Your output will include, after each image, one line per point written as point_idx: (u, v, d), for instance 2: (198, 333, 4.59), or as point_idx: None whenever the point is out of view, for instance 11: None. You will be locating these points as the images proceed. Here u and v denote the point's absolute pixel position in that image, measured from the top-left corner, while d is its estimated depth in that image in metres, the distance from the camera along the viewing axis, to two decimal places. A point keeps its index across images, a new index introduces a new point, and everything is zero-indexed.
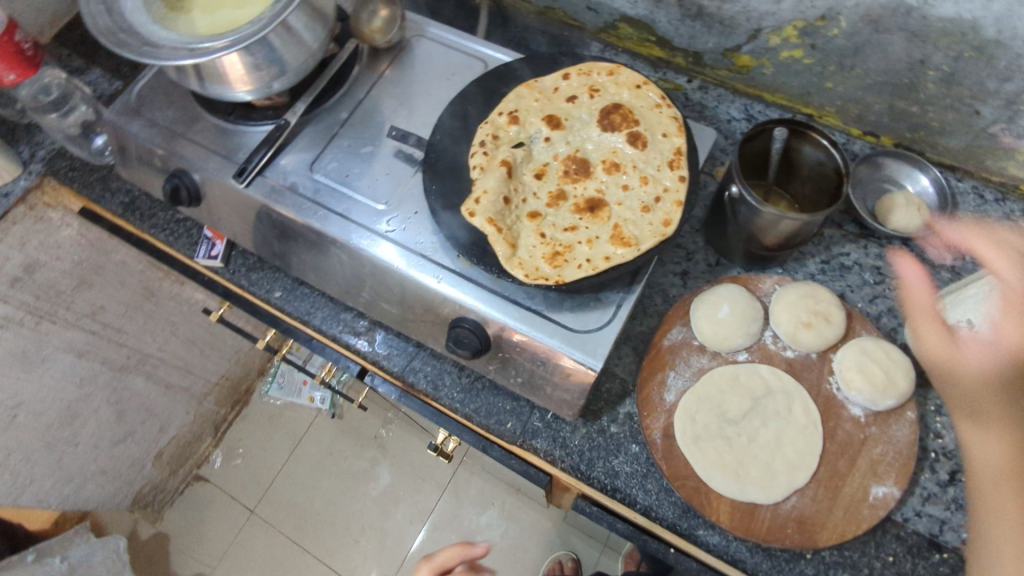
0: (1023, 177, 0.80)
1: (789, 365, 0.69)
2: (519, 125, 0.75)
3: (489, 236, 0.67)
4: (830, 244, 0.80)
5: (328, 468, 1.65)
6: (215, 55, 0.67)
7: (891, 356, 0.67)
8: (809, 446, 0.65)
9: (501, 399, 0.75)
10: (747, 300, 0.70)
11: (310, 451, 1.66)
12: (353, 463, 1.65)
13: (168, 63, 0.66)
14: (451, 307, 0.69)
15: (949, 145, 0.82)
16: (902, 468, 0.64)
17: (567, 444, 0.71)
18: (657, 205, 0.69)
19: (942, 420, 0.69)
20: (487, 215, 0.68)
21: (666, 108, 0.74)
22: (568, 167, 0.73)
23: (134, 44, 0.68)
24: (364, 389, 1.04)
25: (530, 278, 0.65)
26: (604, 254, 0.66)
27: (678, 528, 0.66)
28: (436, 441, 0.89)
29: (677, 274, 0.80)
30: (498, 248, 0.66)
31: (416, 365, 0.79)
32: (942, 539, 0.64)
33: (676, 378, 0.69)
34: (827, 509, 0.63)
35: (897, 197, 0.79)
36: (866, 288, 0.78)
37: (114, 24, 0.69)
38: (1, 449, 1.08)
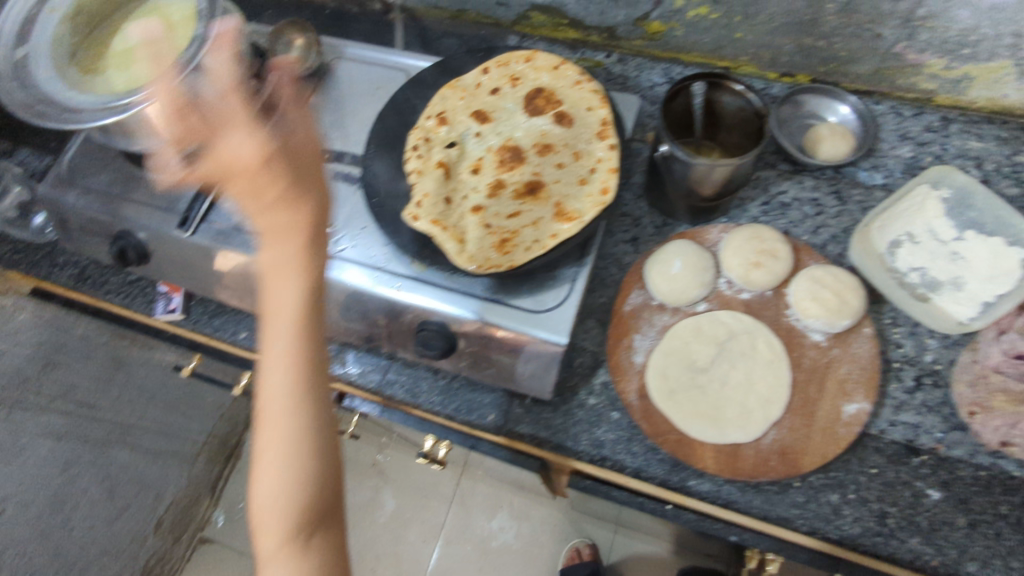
0: (934, 89, 0.83)
1: (747, 306, 0.72)
2: (448, 125, 0.76)
3: (436, 236, 0.66)
4: (768, 184, 0.83)
5: None
6: (134, 108, 0.67)
7: (840, 280, 0.70)
8: (778, 378, 0.67)
9: (479, 394, 0.75)
10: (698, 254, 0.72)
11: None
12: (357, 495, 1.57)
13: (91, 124, 0.66)
14: (414, 312, 0.70)
15: (860, 72, 0.85)
16: (868, 381, 0.67)
17: (550, 424, 0.71)
18: (593, 176, 0.70)
19: (899, 330, 0.72)
20: (431, 217, 0.67)
21: (586, 82, 0.75)
22: (503, 156, 0.73)
23: (53, 113, 0.68)
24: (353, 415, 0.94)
25: (483, 270, 0.64)
26: (550, 233, 0.67)
27: (670, 483, 0.67)
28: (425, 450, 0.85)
29: (628, 241, 0.81)
30: (447, 246, 0.66)
31: (391, 377, 0.78)
32: (919, 443, 0.66)
33: (642, 339, 0.71)
34: (805, 435, 0.65)
35: (821, 129, 0.84)
36: (808, 221, 0.80)
37: (31, 97, 0.69)
38: None
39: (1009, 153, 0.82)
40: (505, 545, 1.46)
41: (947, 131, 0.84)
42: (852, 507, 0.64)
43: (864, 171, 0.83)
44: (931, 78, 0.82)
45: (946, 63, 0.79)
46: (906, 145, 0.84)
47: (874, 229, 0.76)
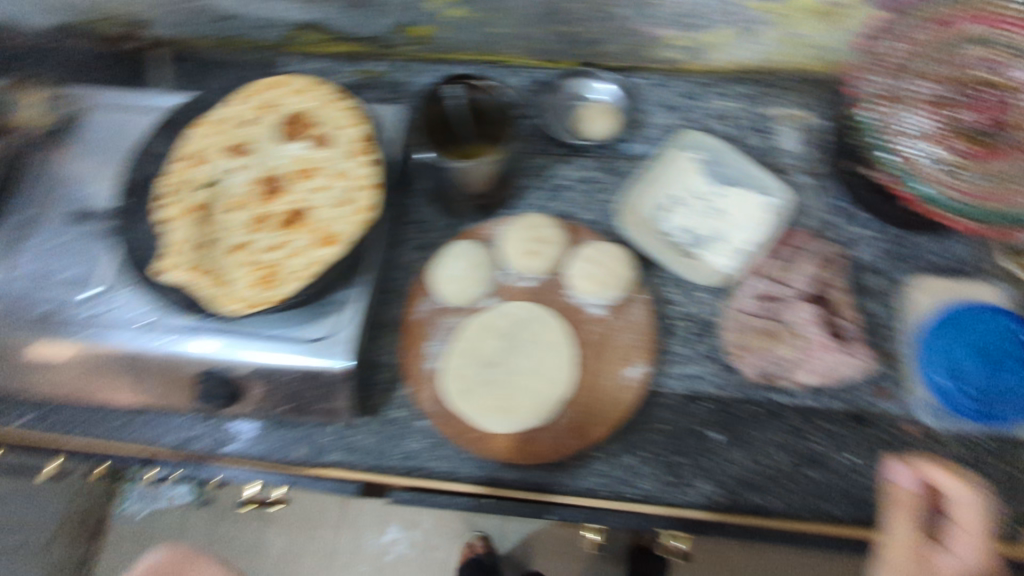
0: (680, 58, 0.89)
1: (531, 293, 0.74)
2: (203, 163, 0.70)
3: (194, 285, 0.63)
4: (545, 170, 0.86)
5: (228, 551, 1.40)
6: None
7: (611, 254, 0.74)
8: (564, 359, 0.70)
9: (286, 430, 0.73)
10: (478, 252, 0.75)
11: None
12: None
13: None
14: (192, 366, 0.65)
15: (614, 51, 0.89)
16: (646, 344, 0.72)
17: (359, 446, 0.71)
18: (356, 193, 0.67)
19: (675, 290, 0.77)
20: (189, 265, 0.64)
21: (342, 100, 0.73)
22: (265, 188, 0.69)
23: None
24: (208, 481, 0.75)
25: (252, 308, 0.62)
26: (316, 259, 0.64)
27: (481, 479, 0.69)
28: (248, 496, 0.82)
29: (419, 247, 0.81)
30: (202, 294, 0.63)
31: (193, 433, 0.74)
32: (699, 391, 0.72)
33: (435, 345, 0.73)
34: (596, 407, 0.69)
35: (586, 109, 0.88)
36: (586, 200, 0.84)
37: None
38: None
39: (755, 108, 0.87)
40: None
41: (700, 94, 0.89)
42: (648, 464, 0.69)
43: (634, 144, 0.86)
44: (675, 49, 0.87)
45: (682, 33, 0.84)
46: (667, 113, 0.88)
47: (646, 196, 0.82)
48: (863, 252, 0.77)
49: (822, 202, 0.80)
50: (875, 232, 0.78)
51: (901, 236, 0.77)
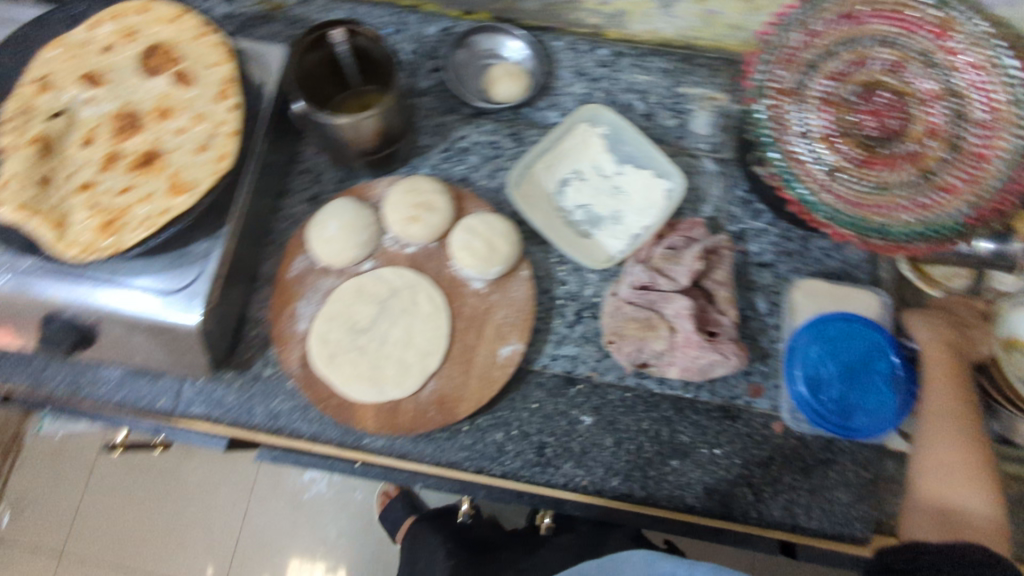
0: (600, 24, 0.84)
1: (412, 260, 0.71)
2: (53, 92, 0.65)
3: (25, 225, 0.59)
4: (448, 130, 0.82)
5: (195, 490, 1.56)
6: None
7: (493, 228, 0.70)
8: (437, 331, 0.68)
9: (148, 379, 0.71)
10: (355, 212, 0.70)
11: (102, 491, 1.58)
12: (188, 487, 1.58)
13: None
14: (30, 307, 0.62)
15: (529, 8, 0.83)
16: (523, 323, 0.69)
17: (223, 401, 0.70)
18: (212, 142, 0.63)
19: (564, 267, 0.75)
20: (18, 202, 0.59)
21: (209, 35, 0.67)
22: (118, 125, 0.65)
23: None
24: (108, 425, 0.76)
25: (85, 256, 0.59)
26: (161, 208, 0.60)
27: (346, 443, 0.69)
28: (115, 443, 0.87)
29: (307, 200, 0.79)
30: (40, 235, 0.59)
31: (48, 373, 0.71)
32: (575, 373, 0.71)
33: (306, 306, 0.69)
34: (462, 382, 0.67)
35: (497, 70, 0.82)
36: (485, 165, 0.80)
37: None
38: None
39: (671, 85, 0.84)
40: (317, 496, 1.57)
41: (618, 65, 0.85)
42: (514, 442, 0.69)
43: (539, 109, 0.83)
44: (593, 13, 0.82)
45: None
46: (580, 82, 0.84)
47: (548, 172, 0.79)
48: (754, 245, 0.76)
49: (725, 191, 0.79)
50: (772, 227, 0.77)
51: (797, 234, 0.76)
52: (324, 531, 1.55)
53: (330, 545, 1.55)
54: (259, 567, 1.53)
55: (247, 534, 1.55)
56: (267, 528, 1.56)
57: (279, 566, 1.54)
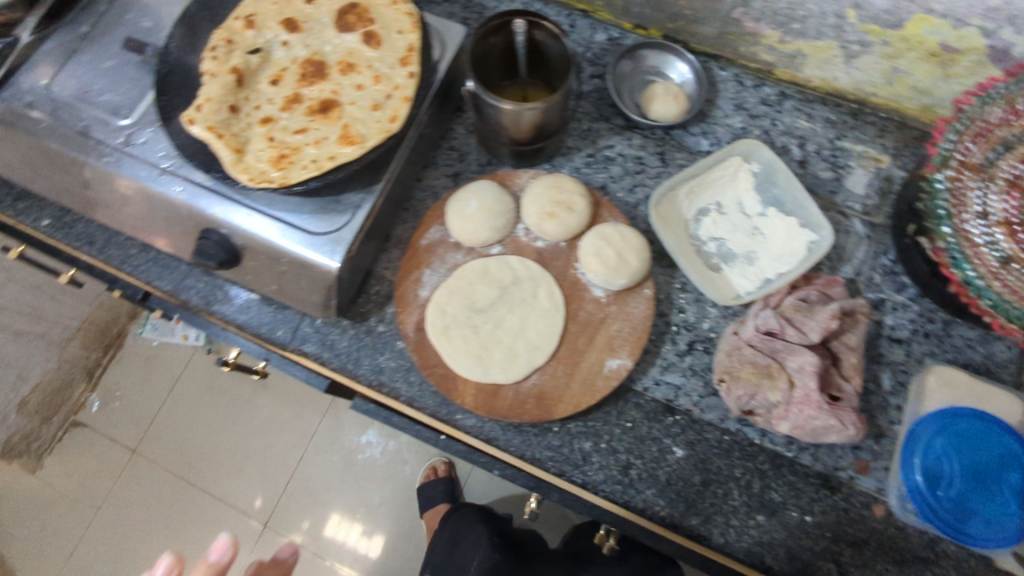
0: (773, 62, 0.82)
1: (540, 254, 0.72)
2: (255, 30, 0.70)
3: (210, 144, 0.63)
4: (597, 137, 0.82)
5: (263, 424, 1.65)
6: None
7: (626, 240, 0.70)
8: (550, 327, 0.69)
9: (273, 308, 0.76)
10: (496, 196, 0.71)
11: (181, 399, 1.69)
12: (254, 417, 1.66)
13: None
14: (196, 219, 0.68)
15: (705, 33, 0.82)
16: (636, 340, 0.69)
17: (335, 346, 0.74)
18: (386, 102, 0.66)
19: (686, 295, 0.74)
20: (208, 123, 0.64)
21: (403, 3, 0.70)
22: (305, 71, 0.69)
23: None
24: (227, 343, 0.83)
25: (254, 183, 0.63)
26: (330, 154, 0.64)
27: (438, 415, 0.71)
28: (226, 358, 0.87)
29: (448, 175, 0.81)
30: (221, 155, 0.63)
31: (188, 283, 0.77)
32: (676, 403, 0.70)
33: (431, 275, 0.71)
34: (564, 384, 0.67)
35: (657, 87, 0.81)
36: (627, 178, 0.80)
37: None
38: None
39: (833, 137, 0.81)
40: (370, 459, 1.61)
41: (781, 106, 0.83)
42: (601, 455, 0.68)
43: (692, 135, 0.82)
44: (770, 50, 0.80)
45: (779, 36, 0.77)
46: (739, 115, 0.82)
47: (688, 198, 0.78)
48: (890, 318, 0.72)
49: (869, 256, 0.75)
50: (913, 304, 0.73)
51: (939, 316, 0.72)
52: (368, 494, 1.58)
53: (371, 509, 1.58)
54: (302, 512, 1.58)
55: (298, 478, 1.61)
56: (317, 477, 1.60)
57: (320, 517, 1.58)
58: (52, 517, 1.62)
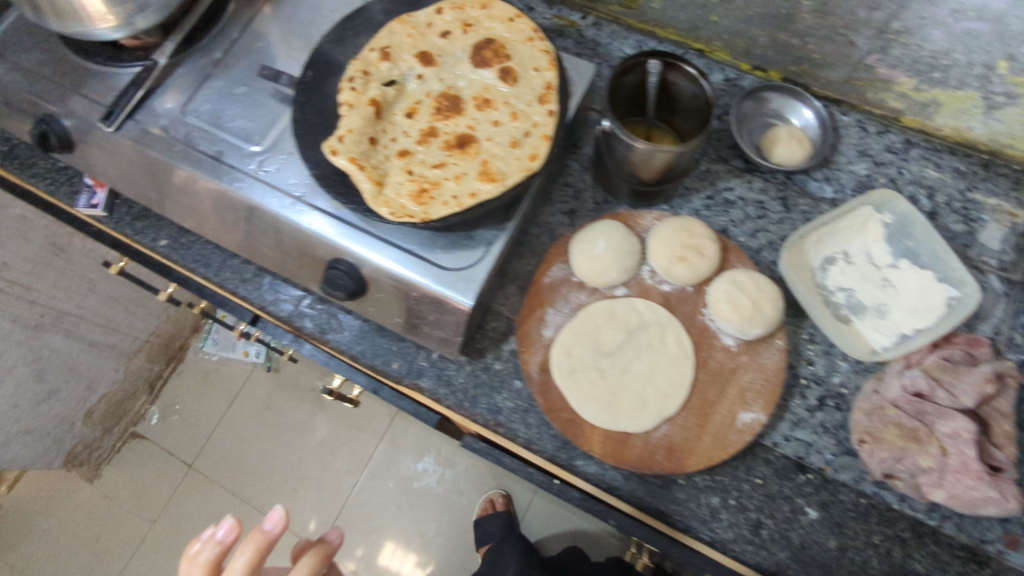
0: (902, 109, 0.79)
1: (665, 298, 0.71)
2: (391, 62, 0.70)
3: (352, 175, 0.64)
4: (716, 179, 0.80)
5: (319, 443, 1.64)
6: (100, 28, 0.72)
7: (761, 288, 0.68)
8: (680, 375, 0.67)
9: (388, 340, 0.76)
10: (624, 236, 0.70)
11: (239, 415, 1.69)
12: (310, 436, 1.65)
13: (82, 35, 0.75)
14: (326, 249, 0.68)
15: (831, 78, 0.79)
16: (769, 393, 0.67)
17: (452, 382, 0.73)
18: (525, 140, 0.65)
19: (814, 347, 0.72)
20: (350, 154, 0.64)
21: (539, 40, 0.69)
22: (440, 105, 0.69)
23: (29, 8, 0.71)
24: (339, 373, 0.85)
25: (395, 217, 0.62)
26: (470, 191, 0.64)
27: (557, 459, 0.69)
28: (331, 387, 0.90)
29: (564, 213, 0.80)
30: (362, 188, 0.63)
31: (304, 310, 0.78)
32: (807, 460, 0.68)
33: (555, 314, 0.70)
34: (696, 436, 0.66)
35: (780, 130, 0.80)
36: (748, 222, 0.78)
37: None
38: None
39: (964, 189, 0.78)
40: (425, 487, 1.58)
41: (908, 154, 0.80)
42: (729, 512, 0.67)
43: (815, 181, 0.79)
44: (901, 98, 0.77)
45: (915, 84, 0.74)
46: (863, 162, 0.80)
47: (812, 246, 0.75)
48: None
49: (1008, 315, 0.72)
50: None
51: None
52: (424, 524, 1.56)
53: (426, 539, 1.55)
54: (354, 539, 1.55)
55: (352, 503, 1.59)
56: (372, 503, 1.58)
57: (373, 545, 1.55)
58: (107, 527, 1.62)
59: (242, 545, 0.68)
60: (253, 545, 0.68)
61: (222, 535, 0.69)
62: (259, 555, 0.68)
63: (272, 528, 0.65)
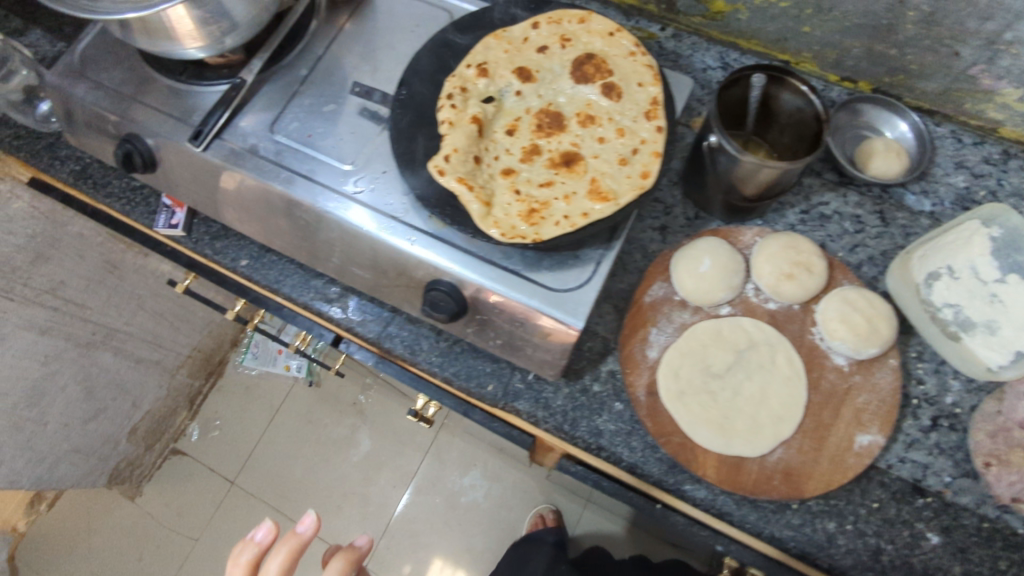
0: (1002, 120, 0.77)
1: (772, 317, 0.69)
2: (488, 78, 0.69)
3: (460, 196, 0.63)
4: (810, 193, 0.78)
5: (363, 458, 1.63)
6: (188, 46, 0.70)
7: (874, 306, 0.67)
8: (793, 396, 0.66)
9: (481, 361, 0.74)
10: (729, 254, 0.69)
11: (280, 430, 1.67)
12: (353, 451, 1.64)
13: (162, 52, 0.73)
14: (426, 269, 0.67)
15: (927, 89, 0.78)
16: (885, 414, 0.66)
17: (550, 405, 0.71)
18: (634, 157, 0.65)
19: (923, 365, 0.70)
20: (457, 174, 0.63)
21: (641, 55, 0.69)
22: (542, 121, 0.68)
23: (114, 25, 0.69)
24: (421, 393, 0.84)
25: (505, 238, 0.61)
26: (582, 210, 0.63)
27: (664, 483, 0.68)
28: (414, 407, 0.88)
29: (656, 229, 0.78)
30: (471, 208, 0.62)
31: (392, 331, 0.76)
32: (924, 483, 0.66)
33: (658, 334, 0.69)
34: (813, 459, 0.65)
35: (876, 142, 0.78)
36: (846, 237, 0.76)
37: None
38: None
39: None
40: (473, 502, 1.56)
41: (1007, 166, 0.78)
42: (847, 538, 0.65)
43: (912, 194, 0.78)
44: (1003, 109, 0.76)
45: (1019, 95, 0.73)
46: (961, 174, 0.78)
47: (914, 259, 0.71)
48: None
49: None
50: None
51: None
52: (472, 540, 1.54)
53: (475, 555, 1.53)
54: (402, 556, 1.54)
55: (398, 518, 1.57)
56: (419, 520, 1.56)
57: (421, 561, 1.53)
58: (149, 546, 1.60)
59: (277, 549, 0.76)
60: (286, 547, 0.75)
61: (261, 537, 0.78)
62: (291, 557, 0.76)
63: (301, 531, 0.73)
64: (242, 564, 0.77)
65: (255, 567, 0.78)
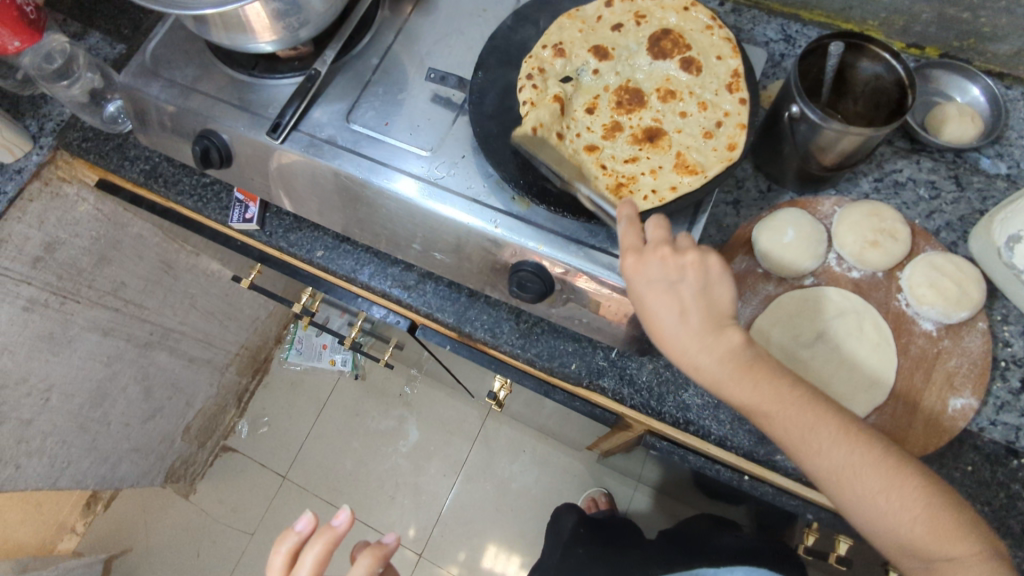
0: None
1: (856, 285, 0.70)
2: (565, 57, 0.70)
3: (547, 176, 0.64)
4: (883, 160, 0.78)
5: (411, 448, 1.64)
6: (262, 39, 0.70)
7: (962, 270, 0.68)
8: (885, 364, 0.66)
9: (563, 341, 0.75)
10: (812, 225, 0.70)
11: (329, 423, 1.69)
12: (401, 441, 1.65)
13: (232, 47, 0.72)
14: (512, 251, 0.67)
15: (999, 51, 0.79)
16: (978, 377, 0.66)
17: (636, 382, 0.72)
18: (719, 130, 0.66)
19: (1010, 328, 0.70)
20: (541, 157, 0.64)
21: (718, 28, 0.69)
22: (621, 98, 0.69)
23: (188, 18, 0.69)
24: (498, 376, 0.86)
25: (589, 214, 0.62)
26: (670, 184, 0.64)
27: (755, 455, 0.68)
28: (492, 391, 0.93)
29: (729, 204, 0.77)
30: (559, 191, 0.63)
31: (471, 315, 0.77)
32: (1018, 445, 0.66)
33: (744, 307, 0.70)
34: (907, 425, 0.65)
35: (948, 108, 0.78)
36: (922, 204, 0.76)
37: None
38: (64, 425, 1.16)
39: None
40: (523, 488, 1.58)
41: None
42: None
43: (987, 157, 0.77)
44: None
45: None
46: None
47: (996, 221, 0.69)
48: None
49: None
50: None
51: None
52: (524, 525, 1.55)
53: (528, 541, 1.54)
54: (456, 543, 1.55)
55: (451, 507, 1.58)
56: (470, 507, 1.58)
57: (475, 548, 1.54)
58: (206, 543, 1.62)
59: (312, 540, 0.66)
60: (321, 540, 0.65)
61: (302, 524, 0.68)
62: (330, 549, 0.66)
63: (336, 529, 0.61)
64: (281, 553, 0.68)
65: (295, 556, 0.68)
